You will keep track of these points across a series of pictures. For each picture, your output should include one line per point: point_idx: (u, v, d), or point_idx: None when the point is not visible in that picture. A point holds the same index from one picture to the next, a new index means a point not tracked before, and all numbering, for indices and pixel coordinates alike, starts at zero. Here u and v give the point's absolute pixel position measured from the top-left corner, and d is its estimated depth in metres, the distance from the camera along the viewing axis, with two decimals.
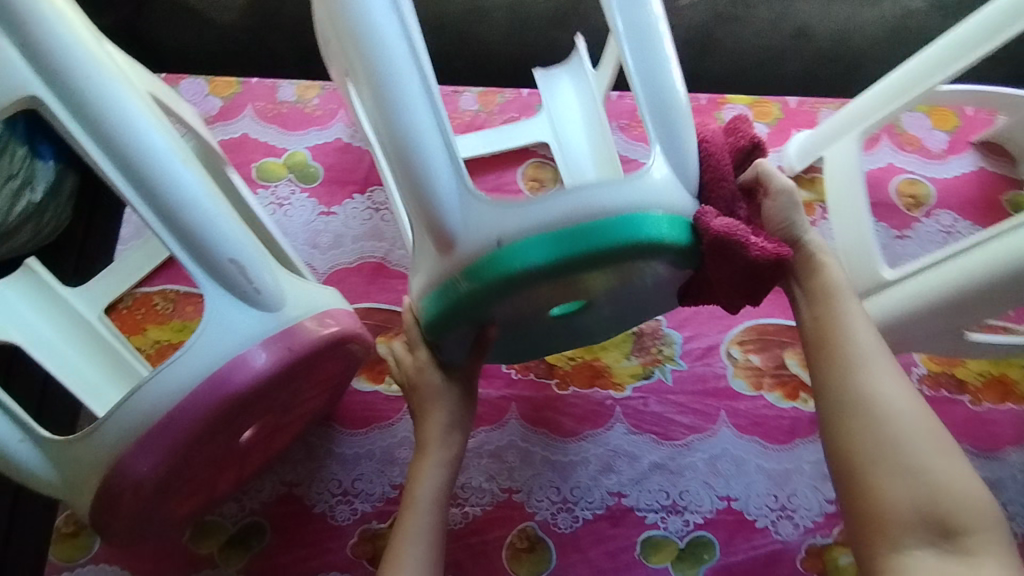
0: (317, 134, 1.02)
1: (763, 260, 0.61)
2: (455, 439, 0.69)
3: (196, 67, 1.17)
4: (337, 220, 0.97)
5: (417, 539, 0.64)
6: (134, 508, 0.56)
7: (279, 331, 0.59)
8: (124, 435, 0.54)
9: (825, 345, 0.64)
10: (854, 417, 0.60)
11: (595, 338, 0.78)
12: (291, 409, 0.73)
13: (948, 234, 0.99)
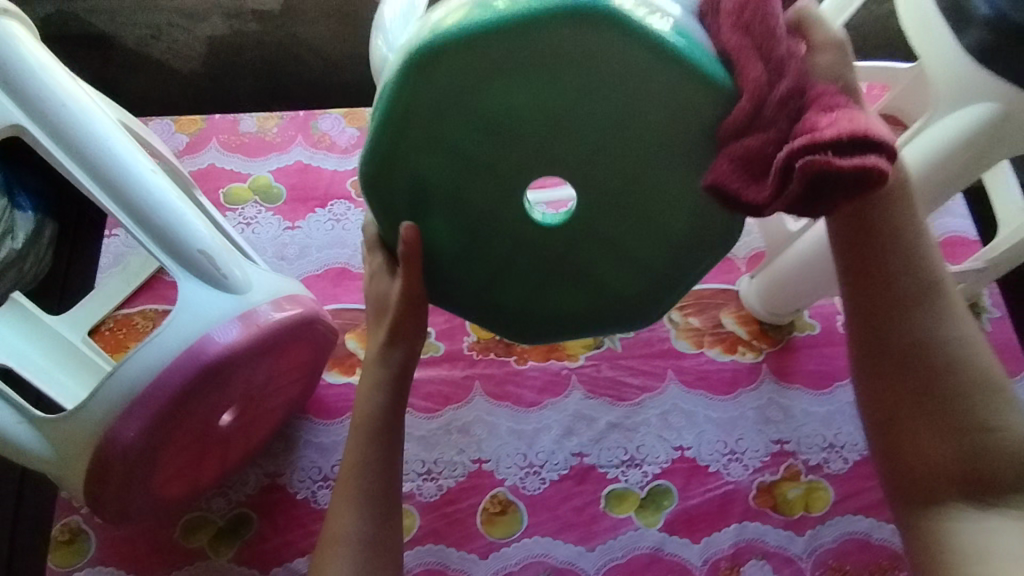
0: (278, 158, 1.11)
1: (847, 146, 0.44)
2: (387, 360, 0.66)
3: (157, 108, 1.25)
4: (301, 232, 1.06)
5: (362, 469, 0.63)
6: (122, 477, 0.63)
7: (247, 310, 0.66)
8: (111, 408, 0.61)
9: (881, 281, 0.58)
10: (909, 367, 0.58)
11: (595, 280, 0.64)
12: (269, 395, 0.80)
13: None
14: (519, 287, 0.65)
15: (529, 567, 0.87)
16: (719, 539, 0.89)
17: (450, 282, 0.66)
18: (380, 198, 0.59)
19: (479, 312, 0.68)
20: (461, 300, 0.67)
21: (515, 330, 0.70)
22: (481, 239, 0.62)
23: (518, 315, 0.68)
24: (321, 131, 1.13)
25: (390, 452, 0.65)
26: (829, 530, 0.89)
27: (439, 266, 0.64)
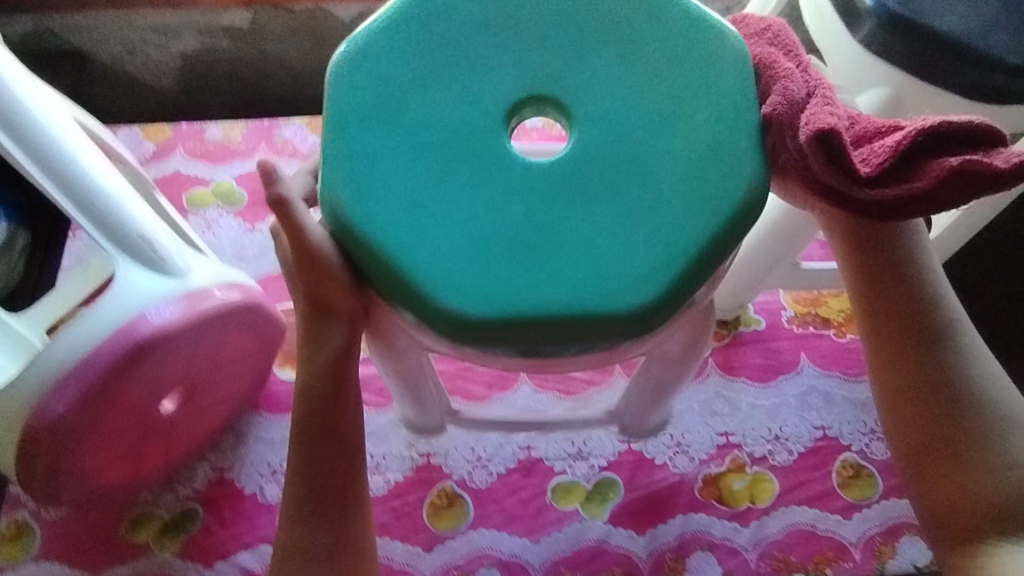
0: (241, 164, 1.15)
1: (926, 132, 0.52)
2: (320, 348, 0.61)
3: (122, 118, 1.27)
4: (261, 234, 1.09)
5: (317, 475, 0.61)
6: (53, 449, 0.68)
7: (182, 293, 0.70)
8: (42, 380, 0.66)
9: (902, 314, 0.61)
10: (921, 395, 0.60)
11: (592, 236, 0.54)
12: (215, 384, 0.82)
13: None
14: (487, 251, 0.54)
15: (474, 560, 0.87)
16: (664, 531, 0.89)
17: (402, 241, 0.54)
18: (332, 139, 0.56)
19: (442, 286, 0.54)
20: (418, 265, 0.54)
21: (492, 314, 0.53)
22: (442, 183, 0.55)
23: (489, 289, 0.53)
24: (284, 139, 1.17)
25: (332, 449, 0.62)
26: (774, 521, 0.89)
27: (393, 216, 0.54)
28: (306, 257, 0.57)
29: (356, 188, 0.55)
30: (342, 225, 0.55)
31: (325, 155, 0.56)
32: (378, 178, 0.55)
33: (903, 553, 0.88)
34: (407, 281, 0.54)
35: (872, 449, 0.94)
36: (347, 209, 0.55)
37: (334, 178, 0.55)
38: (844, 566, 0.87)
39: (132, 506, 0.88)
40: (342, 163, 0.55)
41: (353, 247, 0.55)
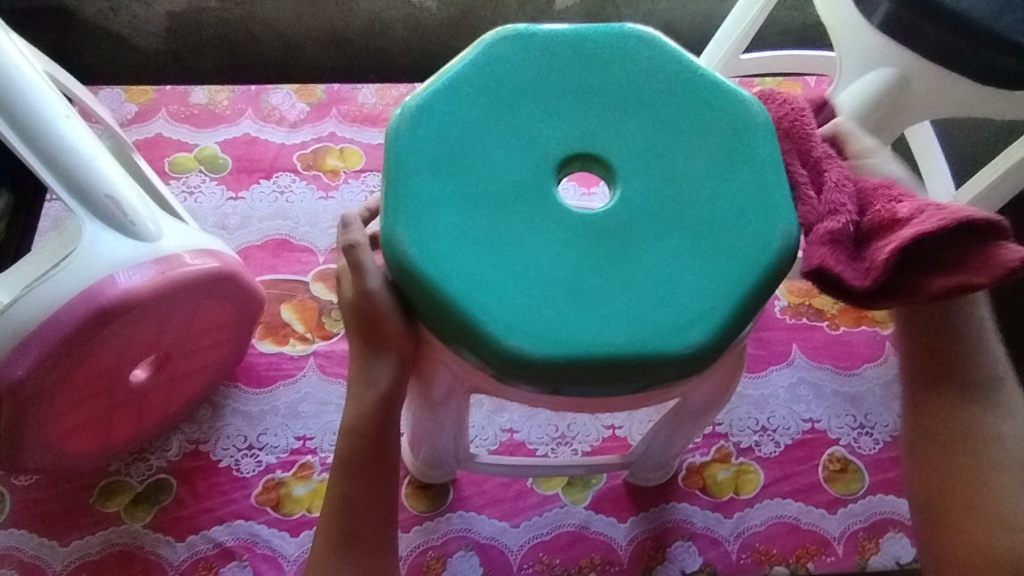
0: (226, 130, 1.11)
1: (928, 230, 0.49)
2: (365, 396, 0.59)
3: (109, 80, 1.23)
4: (244, 203, 1.06)
5: (351, 515, 0.60)
6: (14, 415, 0.66)
7: (151, 258, 0.68)
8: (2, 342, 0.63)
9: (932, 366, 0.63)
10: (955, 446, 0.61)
11: (659, 280, 0.52)
12: (189, 354, 0.80)
13: None
14: (553, 295, 0.51)
15: (451, 542, 0.86)
16: (644, 519, 0.88)
17: (466, 286, 0.51)
18: (394, 184, 0.53)
19: (508, 329, 0.50)
20: (482, 307, 0.50)
21: (558, 357, 0.50)
22: (506, 228, 0.52)
23: (558, 332, 0.50)
24: (271, 105, 1.13)
25: (372, 491, 0.60)
26: (757, 513, 0.88)
27: (458, 260, 0.51)
28: (365, 305, 0.55)
29: (418, 231, 0.52)
30: (404, 270, 0.51)
31: (387, 198, 0.53)
32: (441, 224, 0.52)
33: (886, 550, 0.86)
34: (471, 323, 0.50)
35: (860, 443, 0.93)
36: (411, 254, 0.51)
37: (396, 221, 0.52)
38: (826, 561, 0.86)
39: (103, 476, 0.87)
40: (404, 206, 0.52)
41: (412, 289, 0.52)
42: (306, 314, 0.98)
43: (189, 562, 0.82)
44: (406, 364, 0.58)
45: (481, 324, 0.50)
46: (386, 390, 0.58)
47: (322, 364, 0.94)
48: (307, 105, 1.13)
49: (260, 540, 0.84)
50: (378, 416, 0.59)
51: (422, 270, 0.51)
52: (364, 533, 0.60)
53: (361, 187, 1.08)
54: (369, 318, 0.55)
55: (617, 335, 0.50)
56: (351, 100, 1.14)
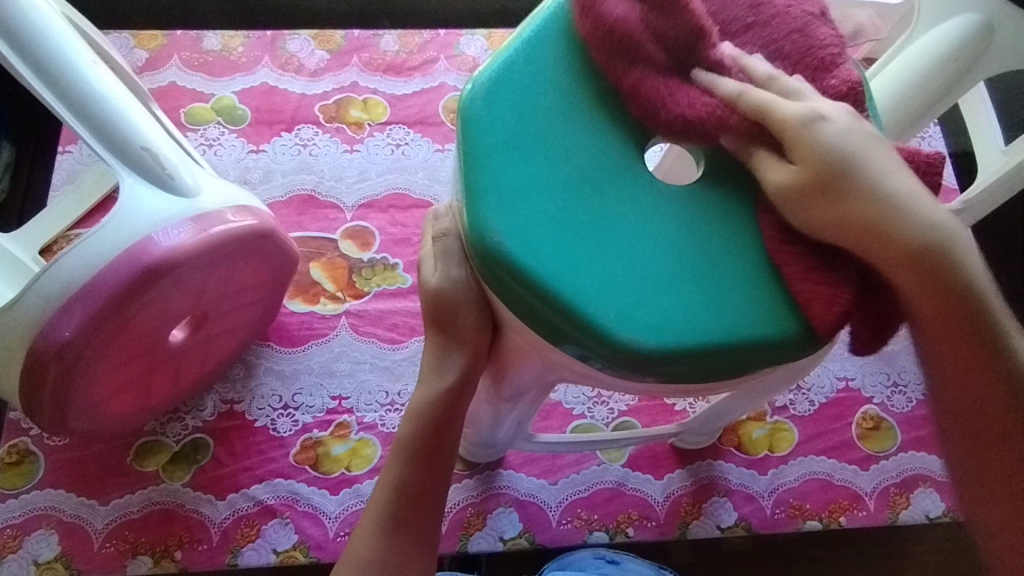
0: (243, 79, 1.06)
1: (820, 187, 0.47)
2: (437, 383, 0.54)
3: (105, 19, 1.14)
4: (265, 156, 1.02)
5: (414, 501, 0.53)
6: (57, 378, 0.64)
7: (190, 215, 0.65)
8: (47, 304, 0.62)
9: (919, 265, 0.46)
10: (935, 310, 0.47)
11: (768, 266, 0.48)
12: (225, 313, 0.78)
13: (923, 140, 1.06)
14: (659, 280, 0.47)
15: (490, 500, 0.86)
16: (679, 477, 0.88)
17: (566, 274, 0.45)
18: (474, 168, 0.47)
19: (620, 321, 0.45)
20: (587, 296, 0.45)
21: (677, 350, 0.45)
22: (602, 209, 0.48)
23: (670, 323, 0.46)
24: (289, 52, 1.08)
25: (429, 480, 0.54)
26: (792, 470, 0.89)
27: (554, 247, 0.46)
28: (439, 292, 0.50)
29: (506, 214, 0.46)
30: (495, 261, 0.46)
31: (467, 183, 0.47)
32: (531, 208, 0.47)
33: (917, 504, 0.88)
34: (579, 318, 0.45)
35: (893, 402, 0.93)
36: (503, 245, 0.45)
37: (483, 211, 0.46)
38: (858, 516, 0.88)
39: (138, 435, 0.86)
40: (489, 193, 0.47)
41: (504, 281, 0.46)
42: (336, 272, 0.96)
43: (230, 521, 0.82)
44: (479, 358, 0.53)
45: (589, 319, 0.45)
46: (456, 381, 0.54)
47: (354, 323, 0.93)
48: (326, 52, 1.08)
49: (300, 498, 0.84)
50: (446, 401, 0.54)
51: (518, 263, 0.45)
52: (413, 521, 0.53)
53: (387, 140, 1.04)
54: (443, 308, 0.50)
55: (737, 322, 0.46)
56: (372, 48, 1.09)
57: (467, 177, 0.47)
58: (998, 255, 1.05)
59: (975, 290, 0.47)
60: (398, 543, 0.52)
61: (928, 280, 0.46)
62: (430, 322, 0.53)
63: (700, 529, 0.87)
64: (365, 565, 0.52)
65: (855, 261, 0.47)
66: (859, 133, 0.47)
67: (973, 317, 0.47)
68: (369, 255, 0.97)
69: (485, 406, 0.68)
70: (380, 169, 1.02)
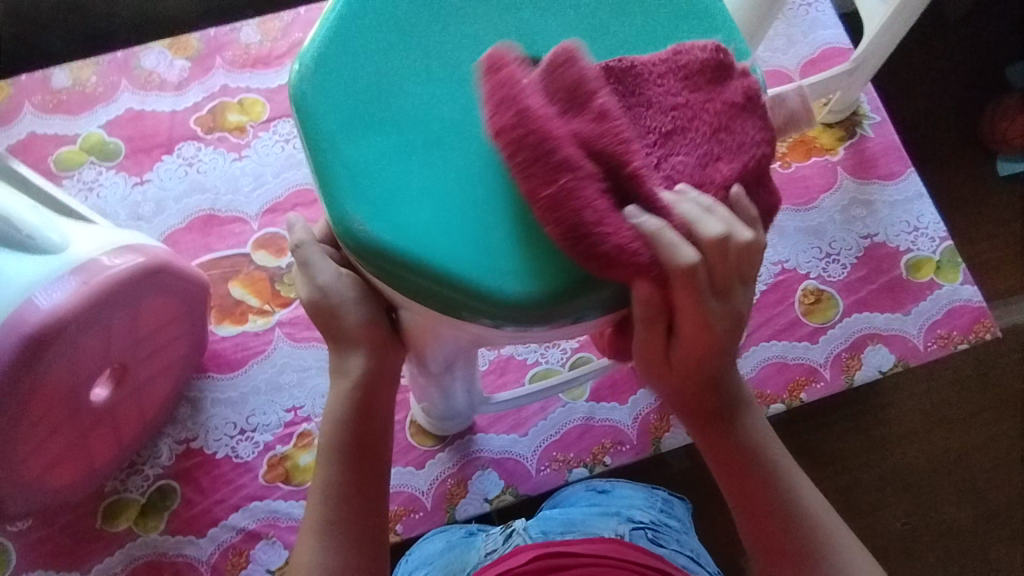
0: (106, 110, 0.99)
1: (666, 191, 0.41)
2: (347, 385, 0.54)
3: None
4: (152, 185, 0.96)
5: (348, 500, 0.53)
6: None
7: (63, 271, 0.64)
8: None
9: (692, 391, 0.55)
10: (728, 467, 0.57)
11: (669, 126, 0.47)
12: (147, 358, 0.76)
13: (809, 5, 1.05)
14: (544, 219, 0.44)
15: (467, 466, 0.87)
16: (644, 396, 0.90)
17: (443, 248, 0.44)
18: (331, 168, 0.45)
19: (509, 278, 0.44)
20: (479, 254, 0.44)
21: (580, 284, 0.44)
22: (466, 165, 0.45)
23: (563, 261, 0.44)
24: (146, 70, 1.01)
25: (360, 475, 0.54)
26: (747, 361, 0.91)
27: (429, 219, 0.44)
28: (319, 301, 0.51)
29: (374, 205, 0.44)
30: (370, 254, 0.44)
31: (323, 185, 0.45)
32: (396, 188, 0.45)
33: (869, 362, 0.92)
34: (470, 287, 0.44)
35: (829, 272, 0.95)
36: (377, 240, 0.44)
37: (345, 204, 0.45)
38: (817, 388, 0.91)
39: (101, 498, 0.84)
40: (348, 187, 0.45)
41: (394, 274, 0.45)
42: (258, 286, 0.92)
43: (217, 554, 0.82)
44: (381, 347, 0.53)
45: (482, 287, 0.44)
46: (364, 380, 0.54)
47: (289, 332, 0.91)
48: (187, 61, 1.01)
49: (280, 515, 0.84)
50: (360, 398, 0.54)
51: (402, 253, 0.44)
52: (353, 518, 0.53)
53: (274, 138, 0.99)
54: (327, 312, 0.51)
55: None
56: (234, 44, 1.02)
57: (324, 180, 0.45)
58: (899, 107, 1.07)
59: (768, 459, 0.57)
60: (344, 548, 0.52)
61: (701, 390, 0.54)
62: (327, 337, 0.54)
63: (673, 439, 0.89)
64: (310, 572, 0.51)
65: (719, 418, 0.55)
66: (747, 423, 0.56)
67: (765, 489, 0.56)
68: (287, 260, 0.94)
69: (428, 386, 0.68)
70: (276, 169, 0.98)
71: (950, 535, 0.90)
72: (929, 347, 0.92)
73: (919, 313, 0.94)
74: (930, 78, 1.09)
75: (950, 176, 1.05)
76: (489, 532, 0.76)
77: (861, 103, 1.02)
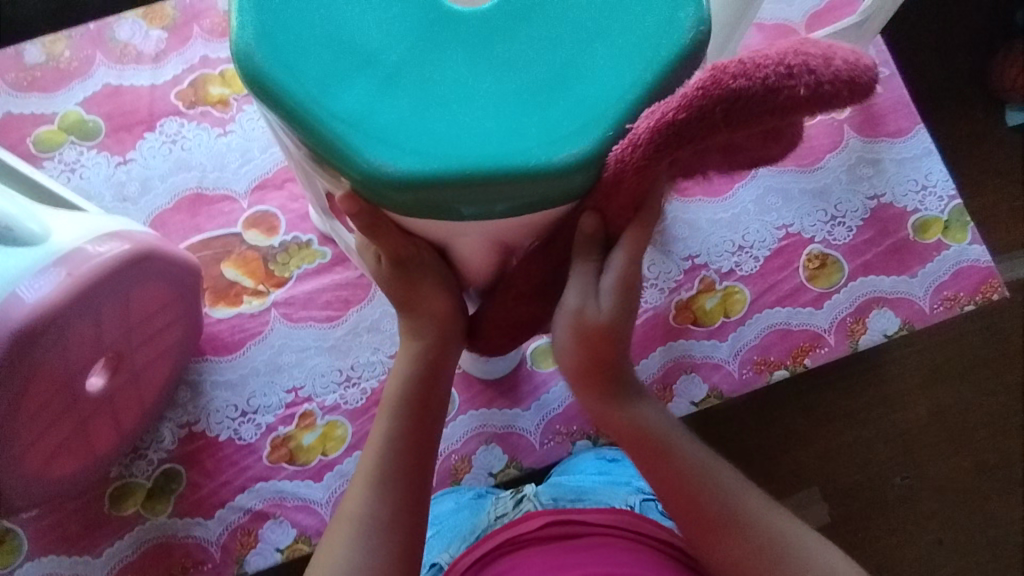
0: (82, 86, 0.95)
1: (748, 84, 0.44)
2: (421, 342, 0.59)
3: None
4: (136, 164, 0.93)
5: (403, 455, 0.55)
6: None
7: (47, 264, 0.62)
8: None
9: (596, 370, 0.56)
10: (694, 513, 0.55)
11: None
12: (142, 345, 0.75)
13: None
14: (545, 92, 0.47)
15: (471, 442, 0.87)
16: (648, 366, 0.89)
17: (474, 150, 0.45)
18: (331, 126, 0.45)
19: (554, 143, 0.46)
20: (507, 153, 0.45)
21: (610, 130, 0.46)
22: (454, 68, 0.47)
23: (578, 115, 0.46)
24: (122, 42, 0.97)
25: (419, 428, 0.57)
26: (751, 329, 0.90)
27: (453, 132, 0.45)
28: (397, 281, 0.58)
29: (400, 146, 0.45)
30: (413, 197, 0.46)
31: (343, 151, 0.45)
32: (411, 121, 0.46)
33: (874, 326, 0.90)
34: (516, 178, 0.45)
35: (834, 235, 0.93)
36: (410, 173, 0.45)
37: (376, 159, 0.45)
38: (821, 353, 0.90)
39: (108, 484, 0.84)
40: (365, 139, 0.45)
41: (437, 198, 0.46)
42: (251, 267, 0.91)
43: (226, 534, 0.83)
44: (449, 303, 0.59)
45: (532, 161, 0.45)
46: (434, 342, 0.59)
47: (286, 313, 0.89)
48: (163, 32, 0.96)
49: (287, 495, 0.84)
50: (425, 357, 0.58)
51: (436, 173, 0.45)
52: (412, 477, 0.55)
53: (259, 110, 0.95)
54: (404, 290, 0.58)
55: (630, 73, 0.47)
56: (211, 11, 0.97)
57: (327, 144, 0.46)
58: (907, 59, 1.03)
59: (748, 526, 0.54)
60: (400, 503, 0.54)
61: (640, 444, 0.57)
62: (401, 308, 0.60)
63: (676, 409, 0.88)
64: (360, 517, 0.53)
65: (683, 484, 0.56)
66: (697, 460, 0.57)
67: (737, 541, 0.54)
68: (279, 239, 0.91)
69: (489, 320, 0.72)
70: (263, 144, 0.94)
71: (950, 490, 0.90)
72: (935, 309, 0.91)
73: (926, 275, 0.92)
74: (941, 25, 1.04)
75: (960, 130, 1.01)
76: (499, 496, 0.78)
77: (869, 57, 0.98)
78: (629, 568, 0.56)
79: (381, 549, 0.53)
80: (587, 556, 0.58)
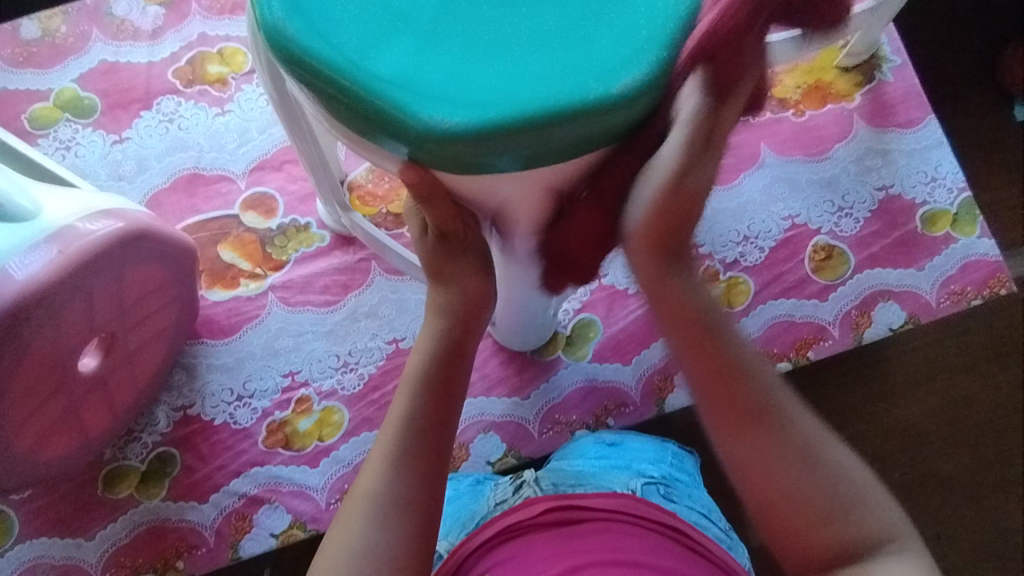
0: (78, 62, 0.93)
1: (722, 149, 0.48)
2: (452, 312, 0.58)
3: None
4: (132, 143, 0.92)
5: (413, 435, 0.54)
6: None
7: (38, 241, 0.61)
8: None
9: (666, 237, 0.54)
10: (728, 404, 0.54)
11: None
12: (136, 326, 0.74)
13: None
14: (591, 21, 0.42)
15: (470, 429, 0.86)
16: (649, 356, 0.88)
17: (533, 91, 0.41)
18: (376, 91, 0.41)
19: (611, 77, 0.42)
20: (561, 93, 0.41)
21: (664, 62, 0.42)
22: (494, 11, 0.42)
23: (630, 46, 0.42)
24: (118, 18, 0.94)
25: (440, 406, 0.55)
26: (754, 320, 0.89)
27: (499, 78, 0.41)
28: (446, 244, 0.57)
29: (446, 98, 0.41)
30: (464, 149, 0.42)
31: (385, 112, 0.41)
32: (453, 70, 0.41)
33: (879, 319, 0.89)
34: (576, 116, 0.41)
35: (841, 226, 0.91)
36: (469, 125, 0.41)
37: (423, 112, 0.41)
38: (825, 346, 0.89)
39: (101, 466, 0.83)
40: (406, 94, 0.41)
41: (502, 149, 0.42)
42: (248, 249, 0.89)
43: (220, 519, 0.82)
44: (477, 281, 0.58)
45: (591, 98, 0.41)
46: (459, 316, 0.58)
47: (283, 297, 0.88)
48: (161, 9, 0.94)
49: (282, 480, 0.83)
50: (445, 344, 0.57)
51: (497, 122, 0.41)
52: (420, 459, 0.54)
53: (258, 90, 0.93)
54: (452, 255, 0.57)
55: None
56: None
57: (375, 112, 0.42)
58: (919, 49, 1.01)
59: (775, 414, 0.54)
60: (413, 486, 0.53)
61: (685, 326, 0.56)
62: (434, 280, 0.59)
63: (677, 400, 0.87)
64: (373, 499, 0.52)
65: (733, 382, 0.55)
66: (752, 355, 0.56)
67: (768, 432, 0.53)
68: (277, 221, 0.90)
69: (518, 293, 0.72)
70: (261, 124, 0.93)
71: (950, 485, 0.88)
72: (941, 303, 0.90)
73: (932, 268, 0.91)
74: (953, 15, 1.02)
75: (970, 121, 0.99)
76: (498, 481, 0.76)
77: (881, 45, 0.96)
78: (642, 554, 0.55)
79: (399, 531, 0.51)
80: (592, 542, 0.57)
